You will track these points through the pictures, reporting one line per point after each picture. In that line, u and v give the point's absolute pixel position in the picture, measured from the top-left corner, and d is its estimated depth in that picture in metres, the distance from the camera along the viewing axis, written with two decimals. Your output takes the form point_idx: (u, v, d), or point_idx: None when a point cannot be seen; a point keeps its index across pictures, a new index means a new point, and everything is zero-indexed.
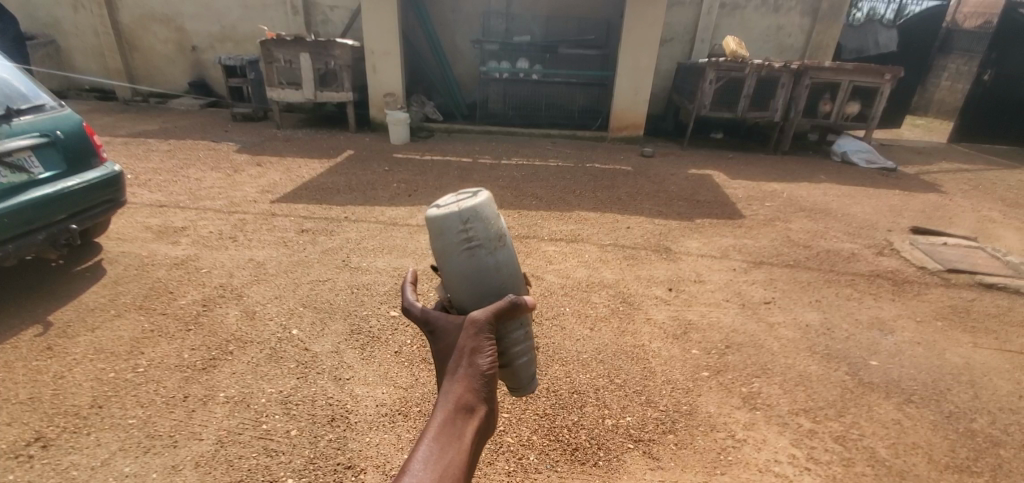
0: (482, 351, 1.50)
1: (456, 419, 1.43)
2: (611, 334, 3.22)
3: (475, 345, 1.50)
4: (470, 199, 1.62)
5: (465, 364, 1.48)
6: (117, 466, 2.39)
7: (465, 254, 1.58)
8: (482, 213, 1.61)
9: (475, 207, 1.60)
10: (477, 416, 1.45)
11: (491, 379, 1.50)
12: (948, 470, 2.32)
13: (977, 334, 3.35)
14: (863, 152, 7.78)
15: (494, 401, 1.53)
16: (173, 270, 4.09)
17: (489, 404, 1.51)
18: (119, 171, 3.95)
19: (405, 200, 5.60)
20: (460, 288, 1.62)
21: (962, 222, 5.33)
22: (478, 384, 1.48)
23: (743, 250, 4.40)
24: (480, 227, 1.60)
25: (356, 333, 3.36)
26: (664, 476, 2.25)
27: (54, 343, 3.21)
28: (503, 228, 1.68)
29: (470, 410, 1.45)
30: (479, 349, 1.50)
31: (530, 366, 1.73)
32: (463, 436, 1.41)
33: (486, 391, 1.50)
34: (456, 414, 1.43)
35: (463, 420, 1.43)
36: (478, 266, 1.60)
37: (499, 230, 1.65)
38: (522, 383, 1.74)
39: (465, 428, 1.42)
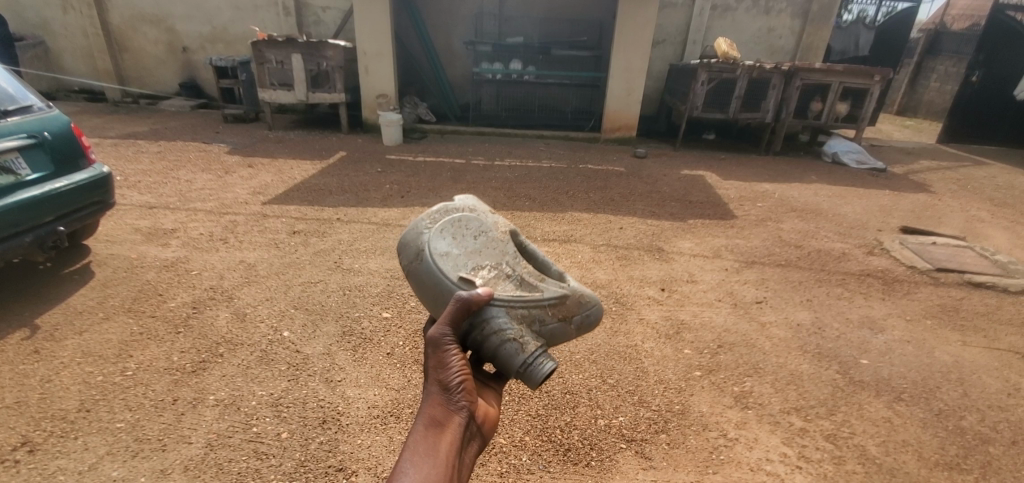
0: (446, 362, 1.56)
1: (427, 435, 1.43)
2: (602, 334, 3.22)
3: (438, 360, 1.56)
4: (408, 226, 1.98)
5: (433, 381, 1.54)
6: (104, 470, 2.36)
7: (407, 275, 1.94)
8: (408, 235, 1.93)
9: (407, 230, 1.95)
10: (450, 429, 1.45)
11: (459, 388, 1.53)
12: (937, 467, 2.34)
13: (966, 332, 3.38)
14: (854, 152, 7.83)
15: (470, 414, 1.52)
16: (163, 272, 4.05)
17: (463, 417, 1.50)
18: (108, 173, 3.91)
19: (397, 201, 5.57)
20: (420, 301, 1.94)
21: (950, 222, 5.37)
22: (448, 398, 1.51)
23: (735, 250, 4.42)
24: (407, 248, 1.92)
25: (347, 335, 3.34)
26: (655, 476, 2.25)
27: (42, 347, 3.16)
28: (424, 241, 1.87)
29: (442, 424, 1.46)
30: (442, 361, 1.56)
31: (516, 355, 1.71)
32: (438, 451, 1.40)
33: (457, 404, 1.51)
34: (426, 430, 1.43)
35: (434, 434, 1.43)
36: (415, 282, 1.88)
37: (420, 245, 1.87)
38: (519, 374, 1.72)
39: (438, 442, 1.42)
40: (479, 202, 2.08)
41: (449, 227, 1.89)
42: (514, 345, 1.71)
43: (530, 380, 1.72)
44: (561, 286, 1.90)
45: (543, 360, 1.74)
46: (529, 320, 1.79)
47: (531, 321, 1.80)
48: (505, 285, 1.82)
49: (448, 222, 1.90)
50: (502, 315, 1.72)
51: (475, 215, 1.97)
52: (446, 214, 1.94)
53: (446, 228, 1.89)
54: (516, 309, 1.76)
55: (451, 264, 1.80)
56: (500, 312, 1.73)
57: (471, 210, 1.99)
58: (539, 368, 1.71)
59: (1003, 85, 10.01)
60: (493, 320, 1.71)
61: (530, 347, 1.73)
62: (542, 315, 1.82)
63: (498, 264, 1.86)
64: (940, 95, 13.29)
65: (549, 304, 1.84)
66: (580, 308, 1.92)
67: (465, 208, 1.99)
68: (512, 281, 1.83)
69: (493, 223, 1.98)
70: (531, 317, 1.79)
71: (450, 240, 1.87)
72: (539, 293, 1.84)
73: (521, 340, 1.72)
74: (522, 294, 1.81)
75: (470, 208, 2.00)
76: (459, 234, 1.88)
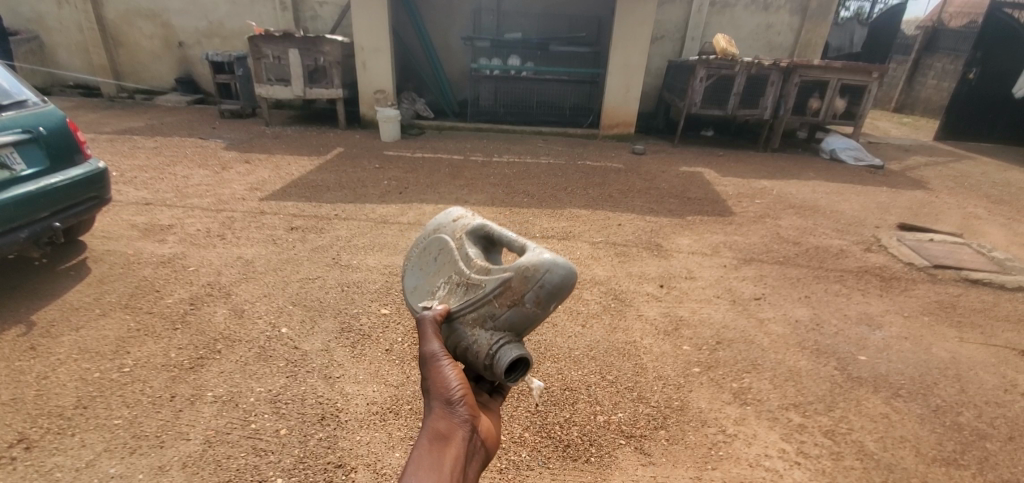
0: (446, 377, 1.52)
1: (431, 449, 1.40)
2: (601, 331, 3.22)
3: (440, 374, 1.52)
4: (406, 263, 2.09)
5: (437, 395, 1.50)
6: (102, 467, 2.35)
7: None
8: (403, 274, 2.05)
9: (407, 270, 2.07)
10: (455, 444, 1.43)
11: (462, 402, 1.49)
12: (935, 463, 2.35)
13: (963, 329, 3.39)
14: (852, 150, 7.84)
15: (474, 428, 1.49)
16: (160, 268, 4.03)
17: (467, 430, 1.47)
18: (104, 168, 3.88)
19: (395, 197, 5.55)
20: None
21: (947, 219, 5.38)
22: (452, 413, 1.47)
23: (733, 246, 4.43)
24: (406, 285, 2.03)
25: (346, 331, 3.33)
26: (655, 472, 2.26)
27: (38, 344, 3.14)
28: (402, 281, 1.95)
29: (446, 438, 1.43)
30: (440, 375, 1.52)
31: (478, 356, 1.65)
32: (442, 466, 1.38)
33: (460, 417, 1.48)
34: (431, 445, 1.41)
35: (439, 450, 1.40)
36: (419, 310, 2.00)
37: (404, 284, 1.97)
38: (487, 375, 1.65)
39: (442, 457, 1.39)
40: (445, 212, 1.97)
41: (417, 259, 1.92)
42: (472, 346, 1.66)
43: (499, 378, 1.62)
44: (505, 272, 1.66)
45: (502, 352, 1.62)
46: (481, 318, 1.68)
47: (483, 320, 1.67)
48: (458, 294, 1.74)
49: (415, 253, 1.93)
50: (457, 327, 1.71)
51: (434, 233, 1.91)
52: (416, 246, 1.95)
53: (413, 260, 1.93)
54: (466, 315, 1.69)
55: (419, 297, 1.85)
56: (455, 326, 1.71)
57: (436, 228, 1.92)
58: (497, 364, 1.60)
59: (1000, 82, 10.04)
60: (455, 330, 1.71)
61: (484, 347, 1.64)
62: (490, 310, 1.67)
63: (450, 279, 1.78)
64: (938, 92, 13.32)
65: (494, 295, 1.66)
66: (531, 283, 1.63)
67: (430, 230, 1.94)
68: (461, 289, 1.74)
69: (449, 233, 1.86)
70: (481, 316, 1.67)
71: (419, 270, 1.89)
72: (481, 290, 1.68)
73: (475, 342, 1.66)
74: (468, 299, 1.70)
75: (437, 225, 1.93)
76: (423, 262, 1.89)
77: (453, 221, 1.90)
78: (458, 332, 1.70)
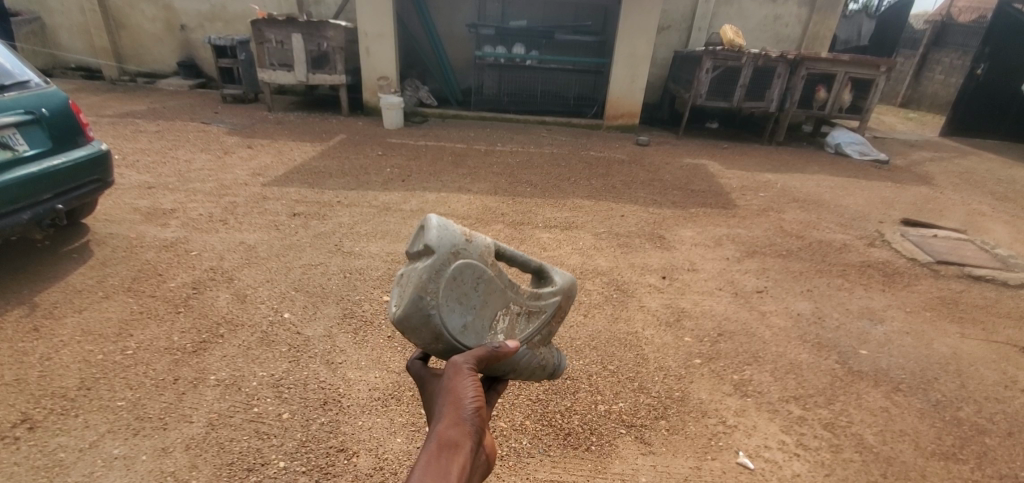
0: (463, 384, 1.42)
1: (439, 455, 1.31)
2: (604, 321, 3.23)
3: (459, 384, 1.42)
4: (401, 305, 1.48)
5: (451, 401, 1.39)
6: (105, 448, 2.38)
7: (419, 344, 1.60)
8: (404, 316, 1.48)
9: (399, 307, 1.51)
10: (463, 453, 1.34)
11: (475, 412, 1.40)
12: (934, 457, 2.36)
13: (964, 324, 3.39)
14: (856, 144, 7.80)
15: (480, 439, 1.40)
16: (162, 252, 4.03)
17: (475, 440, 1.38)
18: (107, 151, 3.87)
19: (397, 185, 5.52)
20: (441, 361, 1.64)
21: (952, 215, 5.36)
22: (465, 422, 1.38)
23: (736, 239, 4.42)
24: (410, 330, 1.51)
25: (348, 317, 3.35)
26: (655, 461, 2.28)
27: (41, 325, 3.16)
28: (435, 327, 1.50)
29: (455, 447, 1.34)
30: (458, 383, 1.42)
31: (540, 368, 1.78)
32: (449, 475, 1.29)
33: (471, 427, 1.39)
34: (438, 450, 1.31)
35: (447, 458, 1.31)
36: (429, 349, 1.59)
37: (432, 328, 1.50)
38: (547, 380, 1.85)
39: (449, 466, 1.30)
40: (448, 227, 1.53)
41: (457, 296, 1.52)
42: (542, 366, 1.78)
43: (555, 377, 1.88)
44: (555, 293, 1.82)
45: (560, 359, 1.87)
46: (541, 339, 1.79)
47: (544, 339, 1.80)
48: (516, 323, 1.69)
49: (449, 287, 1.50)
50: (529, 353, 1.72)
51: (465, 258, 1.53)
52: (434, 280, 1.48)
53: (451, 297, 1.51)
54: (533, 339, 1.74)
55: (474, 337, 1.58)
56: (528, 354, 1.71)
57: (456, 253, 1.52)
58: (560, 366, 1.88)
59: (1008, 78, 9.96)
60: (524, 361, 1.70)
61: (551, 359, 1.83)
62: (548, 329, 1.81)
63: (512, 310, 1.67)
64: (944, 88, 13.19)
65: (551, 317, 1.81)
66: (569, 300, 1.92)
67: (449, 256, 1.49)
68: (520, 315, 1.70)
69: (482, 258, 1.58)
70: (543, 336, 1.80)
71: (456, 308, 1.52)
72: (543, 313, 1.77)
73: (545, 358, 1.79)
74: (534, 325, 1.73)
75: (456, 249, 1.52)
76: (462, 296, 1.53)
77: (476, 245, 1.57)
78: (535, 356, 1.74)
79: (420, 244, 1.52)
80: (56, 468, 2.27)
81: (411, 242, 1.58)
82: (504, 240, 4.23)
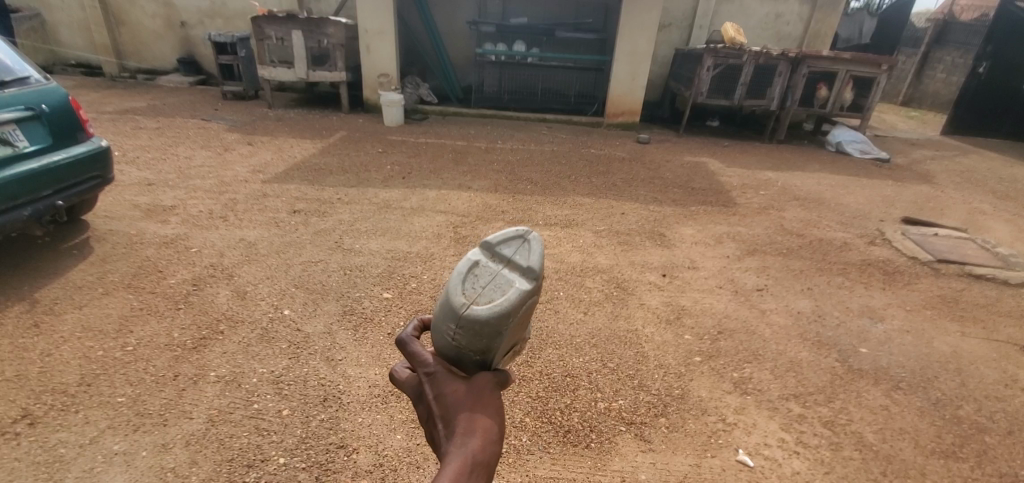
0: (494, 400, 1.12)
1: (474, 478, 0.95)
2: (604, 318, 3.23)
3: (493, 401, 1.11)
4: (486, 307, 1.12)
5: (485, 414, 1.07)
6: (105, 444, 2.38)
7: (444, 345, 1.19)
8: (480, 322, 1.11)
9: (478, 308, 1.12)
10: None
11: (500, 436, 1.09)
12: (934, 455, 2.36)
13: (965, 323, 3.39)
14: (858, 142, 7.78)
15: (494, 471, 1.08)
16: (162, 249, 4.03)
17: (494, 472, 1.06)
18: (107, 147, 3.86)
19: (398, 182, 5.52)
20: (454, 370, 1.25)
21: (953, 213, 5.36)
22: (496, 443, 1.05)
23: (737, 237, 4.41)
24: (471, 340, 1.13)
25: (348, 314, 3.34)
26: (654, 458, 2.28)
27: (42, 321, 3.16)
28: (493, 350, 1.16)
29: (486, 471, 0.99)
30: (491, 399, 1.11)
31: None
32: None
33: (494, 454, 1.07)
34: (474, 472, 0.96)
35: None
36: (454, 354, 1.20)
37: (489, 349, 1.15)
38: None
39: None
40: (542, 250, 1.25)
41: (521, 326, 1.22)
42: None
43: None
44: None
45: None
46: None
47: None
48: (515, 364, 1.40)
49: (525, 315, 1.19)
50: None
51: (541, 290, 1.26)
52: (525, 303, 1.16)
53: (520, 324, 1.20)
54: None
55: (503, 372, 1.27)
56: None
57: (538, 287, 1.24)
58: None
59: (1010, 77, 9.93)
60: None
61: None
62: None
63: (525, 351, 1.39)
64: (946, 86, 13.16)
65: None
66: None
67: (540, 286, 1.22)
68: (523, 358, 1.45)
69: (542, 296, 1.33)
70: None
71: (512, 337, 1.21)
72: None
73: None
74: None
75: (541, 282, 1.24)
76: (523, 328, 1.24)
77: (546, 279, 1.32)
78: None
79: (520, 255, 1.20)
80: (57, 464, 2.28)
81: (498, 238, 1.22)
82: None
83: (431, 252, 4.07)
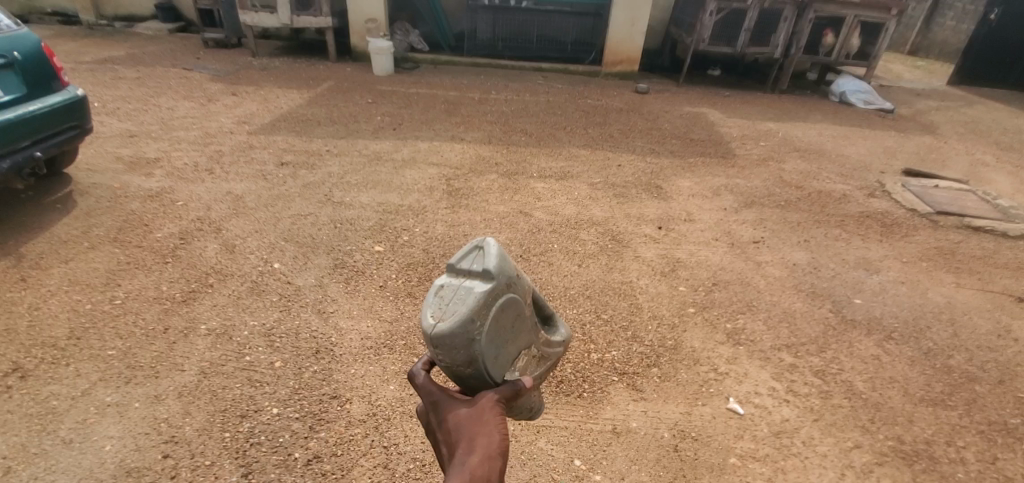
0: (494, 416, 1.22)
1: None
2: (598, 270, 3.20)
3: (492, 417, 1.22)
4: (446, 317, 1.19)
5: (484, 432, 1.19)
6: (97, 396, 2.38)
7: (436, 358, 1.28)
8: (446, 334, 1.18)
9: (437, 324, 1.20)
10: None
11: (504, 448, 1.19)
12: (922, 402, 2.40)
13: (960, 274, 3.38)
14: (862, 93, 7.59)
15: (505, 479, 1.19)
16: (147, 202, 3.92)
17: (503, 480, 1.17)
18: (84, 97, 3.69)
19: (388, 134, 5.36)
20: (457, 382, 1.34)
21: (954, 165, 5.27)
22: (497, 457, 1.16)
23: (735, 189, 4.33)
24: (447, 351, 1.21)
25: (339, 268, 3.28)
26: (646, 407, 2.32)
27: (28, 275, 3.10)
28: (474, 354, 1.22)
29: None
30: (489, 415, 1.22)
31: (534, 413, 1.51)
32: None
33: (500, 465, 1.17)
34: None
35: None
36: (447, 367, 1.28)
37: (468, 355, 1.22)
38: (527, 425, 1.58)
39: None
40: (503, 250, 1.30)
41: (503, 331, 1.28)
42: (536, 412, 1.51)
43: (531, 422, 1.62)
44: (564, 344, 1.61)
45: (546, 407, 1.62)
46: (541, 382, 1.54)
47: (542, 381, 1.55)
48: (531, 365, 1.43)
49: (498, 315, 1.25)
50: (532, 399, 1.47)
51: (512, 287, 1.31)
52: (485, 306, 1.22)
53: (495, 324, 1.25)
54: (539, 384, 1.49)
55: (500, 372, 1.31)
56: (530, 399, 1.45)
57: (508, 284, 1.28)
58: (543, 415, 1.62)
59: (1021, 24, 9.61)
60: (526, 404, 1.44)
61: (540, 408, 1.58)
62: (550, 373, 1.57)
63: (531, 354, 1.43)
64: (955, 35, 12.75)
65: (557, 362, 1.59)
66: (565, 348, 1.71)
67: (504, 284, 1.26)
68: (536, 358, 1.46)
69: (525, 290, 1.36)
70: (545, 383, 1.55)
71: (492, 342, 1.26)
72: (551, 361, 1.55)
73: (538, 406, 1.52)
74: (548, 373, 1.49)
75: (511, 281, 1.29)
76: (504, 328, 1.28)
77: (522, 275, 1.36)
78: (539, 406, 1.51)
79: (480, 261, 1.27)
80: (50, 416, 2.28)
81: (458, 255, 1.30)
82: (498, 191, 4.15)
83: (424, 205, 3.98)
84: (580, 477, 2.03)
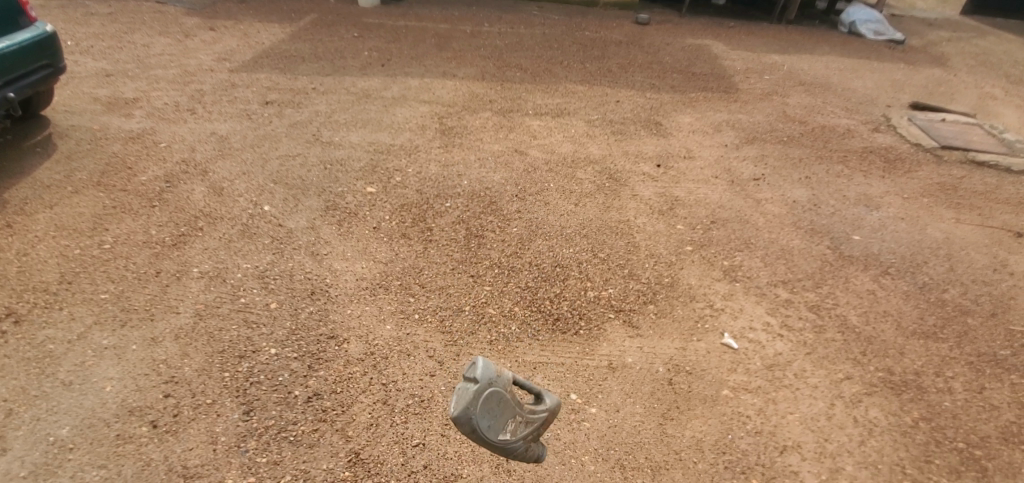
0: None
1: None
2: (595, 209, 3.15)
3: None
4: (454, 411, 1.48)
5: None
6: (94, 339, 2.37)
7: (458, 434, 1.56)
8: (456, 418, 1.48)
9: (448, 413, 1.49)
10: None
11: None
12: (914, 335, 2.43)
13: (961, 210, 3.35)
14: (872, 23, 7.25)
15: None
16: (129, 145, 3.78)
17: None
18: (55, 33, 3.45)
19: (377, 70, 5.12)
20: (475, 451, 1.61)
21: (962, 99, 5.12)
22: None
23: (736, 125, 4.20)
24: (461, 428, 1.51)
25: (331, 209, 3.21)
26: (642, 343, 2.37)
27: (13, 221, 3.02)
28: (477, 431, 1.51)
29: None
30: None
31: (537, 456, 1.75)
32: None
33: None
34: None
35: None
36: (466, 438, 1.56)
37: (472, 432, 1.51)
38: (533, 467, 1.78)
39: None
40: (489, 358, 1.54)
41: (494, 409, 1.53)
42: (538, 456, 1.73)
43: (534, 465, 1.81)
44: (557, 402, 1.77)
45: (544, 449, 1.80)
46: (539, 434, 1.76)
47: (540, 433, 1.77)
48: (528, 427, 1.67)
49: (490, 402, 1.51)
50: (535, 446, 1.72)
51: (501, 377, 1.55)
52: (478, 396, 1.49)
53: (488, 409, 1.51)
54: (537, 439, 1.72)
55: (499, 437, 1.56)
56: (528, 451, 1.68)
57: (495, 379, 1.54)
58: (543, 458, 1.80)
59: None
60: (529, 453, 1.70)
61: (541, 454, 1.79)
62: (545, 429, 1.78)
63: (523, 420, 1.63)
64: None
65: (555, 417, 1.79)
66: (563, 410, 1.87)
67: (491, 377, 1.52)
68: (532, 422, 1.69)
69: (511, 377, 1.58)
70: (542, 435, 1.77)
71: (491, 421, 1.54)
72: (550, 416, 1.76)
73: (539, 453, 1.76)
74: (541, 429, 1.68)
75: (497, 375, 1.54)
76: (495, 410, 1.53)
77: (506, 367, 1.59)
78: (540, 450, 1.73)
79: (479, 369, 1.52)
80: (48, 359, 2.28)
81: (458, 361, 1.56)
82: (492, 129, 4.01)
83: (416, 144, 3.85)
84: (576, 409, 2.12)
